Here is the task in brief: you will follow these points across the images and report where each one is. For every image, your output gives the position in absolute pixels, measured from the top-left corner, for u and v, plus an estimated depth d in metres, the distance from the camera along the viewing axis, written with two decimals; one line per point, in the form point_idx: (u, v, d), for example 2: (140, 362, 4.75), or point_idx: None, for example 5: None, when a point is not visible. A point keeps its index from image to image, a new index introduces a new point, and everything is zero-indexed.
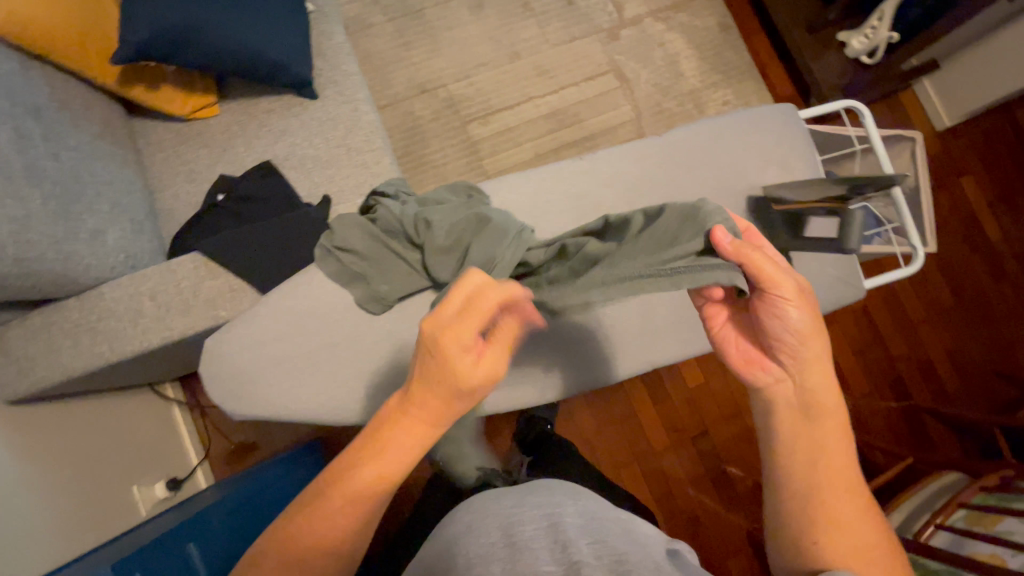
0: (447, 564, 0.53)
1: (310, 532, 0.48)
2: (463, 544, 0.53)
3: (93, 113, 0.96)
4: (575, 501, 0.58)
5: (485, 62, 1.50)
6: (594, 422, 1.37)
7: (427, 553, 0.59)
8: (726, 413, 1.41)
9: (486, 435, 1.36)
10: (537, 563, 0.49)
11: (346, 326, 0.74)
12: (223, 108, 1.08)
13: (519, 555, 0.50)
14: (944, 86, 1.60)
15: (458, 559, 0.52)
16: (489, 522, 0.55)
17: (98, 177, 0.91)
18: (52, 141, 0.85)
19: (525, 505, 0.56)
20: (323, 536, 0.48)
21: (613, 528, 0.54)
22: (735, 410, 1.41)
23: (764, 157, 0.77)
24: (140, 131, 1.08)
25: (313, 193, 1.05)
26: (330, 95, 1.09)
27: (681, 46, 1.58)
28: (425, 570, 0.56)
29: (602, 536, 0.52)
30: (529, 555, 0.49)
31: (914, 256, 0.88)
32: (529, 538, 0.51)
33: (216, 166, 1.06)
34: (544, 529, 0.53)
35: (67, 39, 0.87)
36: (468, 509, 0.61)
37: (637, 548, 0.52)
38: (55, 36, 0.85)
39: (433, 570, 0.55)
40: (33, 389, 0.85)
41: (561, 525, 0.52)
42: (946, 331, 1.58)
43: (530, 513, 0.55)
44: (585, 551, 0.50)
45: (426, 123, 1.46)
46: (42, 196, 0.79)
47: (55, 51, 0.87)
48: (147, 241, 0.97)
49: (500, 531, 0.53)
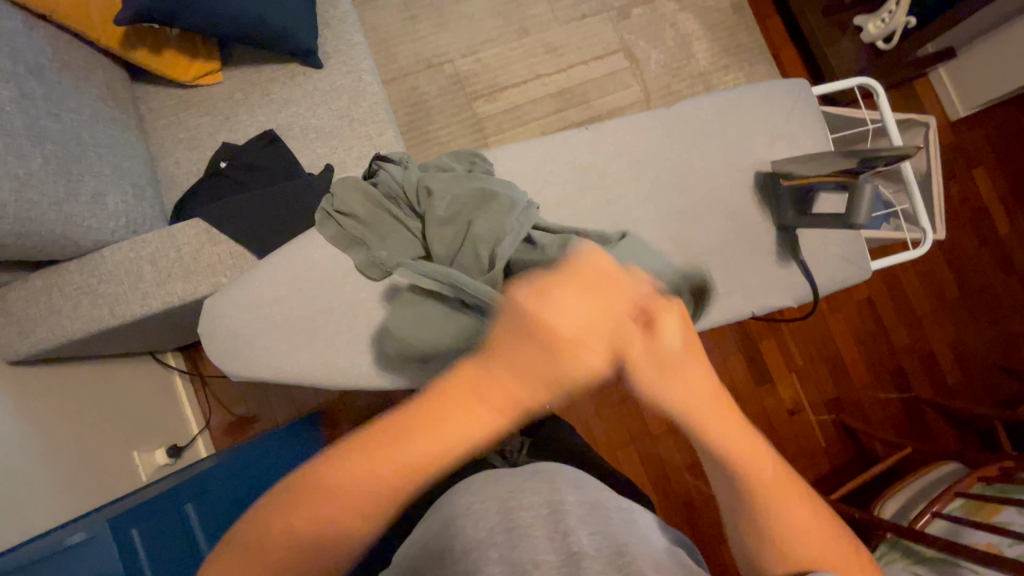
0: (440, 548, 0.51)
1: (364, 467, 0.41)
2: (459, 526, 0.52)
3: (96, 75, 0.96)
4: (576, 487, 0.57)
5: (492, 37, 1.48)
6: (592, 404, 1.37)
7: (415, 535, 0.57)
8: None
9: None
10: (535, 550, 0.49)
11: (347, 291, 0.73)
12: (226, 76, 1.07)
13: (519, 542, 0.49)
14: (960, 75, 1.56)
15: (455, 544, 0.51)
16: (488, 507, 0.53)
17: (99, 141, 0.90)
18: (54, 102, 0.84)
19: (524, 487, 0.55)
20: (377, 473, 0.41)
21: (612, 514, 0.55)
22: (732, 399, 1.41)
23: (773, 132, 0.76)
24: (142, 96, 1.07)
25: (316, 163, 1.04)
26: (334, 65, 1.08)
27: (693, 26, 1.55)
28: (412, 552, 0.54)
29: (602, 527, 0.52)
30: (530, 543, 0.49)
31: (924, 240, 0.87)
32: (529, 525, 0.51)
33: (219, 133, 1.05)
34: (545, 516, 0.52)
35: None
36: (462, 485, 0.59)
37: (637, 539, 0.52)
38: None
39: (422, 552, 0.53)
40: (33, 350, 0.85)
41: (562, 514, 0.52)
42: (950, 324, 1.57)
43: (530, 498, 0.54)
44: (584, 541, 0.50)
45: (431, 99, 1.45)
46: (44, 155, 0.79)
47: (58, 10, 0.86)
48: (149, 207, 0.96)
49: (498, 516, 0.52)
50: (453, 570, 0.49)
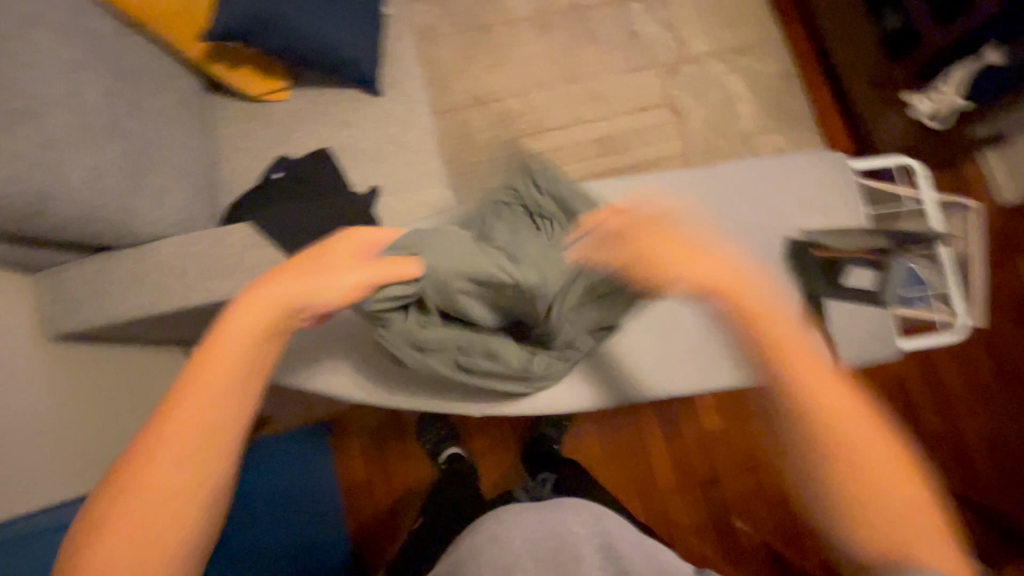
0: (472, 566, 0.65)
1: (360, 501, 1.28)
2: (486, 549, 0.67)
3: (172, 81, 1.03)
4: (595, 520, 0.71)
5: (542, 81, 1.50)
6: (676, 406, 1.48)
7: (449, 560, 0.71)
8: (705, 476, 1.45)
9: (481, 453, 1.39)
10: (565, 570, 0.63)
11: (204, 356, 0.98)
12: (292, 95, 1.15)
13: (558, 563, 0.64)
14: (1013, 159, 1.51)
15: (486, 559, 0.65)
16: (513, 536, 0.68)
17: (169, 143, 0.98)
18: (133, 104, 0.93)
19: (546, 521, 0.70)
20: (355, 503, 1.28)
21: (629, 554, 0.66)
22: (712, 477, 1.45)
23: (809, 205, 0.89)
24: (213, 106, 1.15)
25: (362, 183, 1.09)
26: (392, 94, 1.15)
27: (740, 88, 1.52)
28: (448, 568, 0.68)
29: (612, 549, 0.66)
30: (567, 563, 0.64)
31: (956, 324, 0.88)
32: (560, 552, 0.66)
33: (275, 147, 1.12)
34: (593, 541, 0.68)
35: (182, 29, 0.99)
36: (494, 519, 0.73)
37: (644, 565, 0.64)
38: (174, 29, 0.99)
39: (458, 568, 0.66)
40: (75, 327, 0.90)
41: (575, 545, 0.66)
42: (987, 417, 1.49)
43: (549, 530, 0.69)
44: (596, 561, 0.65)
45: (478, 133, 1.47)
46: (117, 150, 0.87)
47: (182, 45, 1.01)
48: (204, 206, 1.03)
49: (539, 547, 0.67)
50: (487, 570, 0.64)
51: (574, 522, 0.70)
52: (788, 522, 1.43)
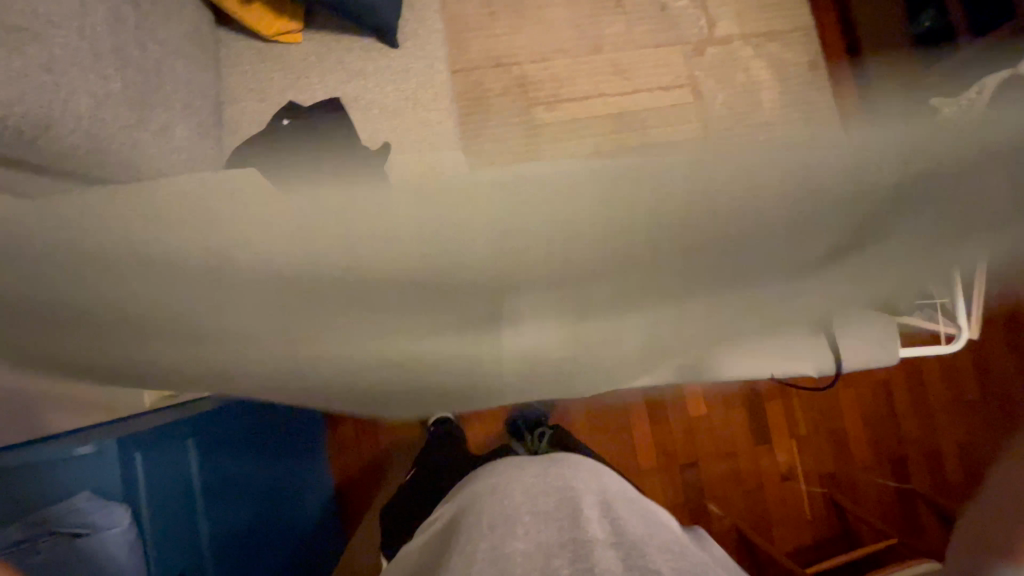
0: (473, 516, 0.66)
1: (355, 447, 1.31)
2: (486, 501, 0.68)
3: (182, 11, 0.99)
4: (596, 479, 0.71)
5: (564, 48, 1.46)
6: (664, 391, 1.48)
7: (446, 514, 0.72)
8: (684, 459, 1.48)
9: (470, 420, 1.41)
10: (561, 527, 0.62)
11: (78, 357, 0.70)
12: (305, 38, 1.10)
13: (555, 519, 0.63)
14: None
15: (486, 510, 0.66)
16: (512, 490, 0.68)
17: (176, 76, 0.95)
18: (142, 31, 0.89)
19: (546, 477, 0.70)
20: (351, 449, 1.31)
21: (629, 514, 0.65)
22: (692, 460, 1.48)
23: None
24: (222, 42, 1.10)
25: (373, 138, 1.07)
26: (410, 48, 1.11)
27: (765, 75, 1.48)
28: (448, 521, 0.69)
29: (611, 509, 0.65)
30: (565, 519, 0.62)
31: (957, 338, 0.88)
32: (554, 508, 0.65)
33: (285, 92, 1.08)
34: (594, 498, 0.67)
35: None
36: (493, 471, 0.74)
37: (644, 529, 0.63)
38: None
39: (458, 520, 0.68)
40: None
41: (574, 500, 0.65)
42: (963, 425, 1.54)
43: (549, 486, 0.68)
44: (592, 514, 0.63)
45: (492, 96, 1.43)
46: (124, 79, 0.84)
47: None
48: (208, 147, 1.00)
49: (536, 502, 0.66)
50: (486, 519, 0.64)
51: (575, 479, 0.70)
52: (759, 508, 1.48)
